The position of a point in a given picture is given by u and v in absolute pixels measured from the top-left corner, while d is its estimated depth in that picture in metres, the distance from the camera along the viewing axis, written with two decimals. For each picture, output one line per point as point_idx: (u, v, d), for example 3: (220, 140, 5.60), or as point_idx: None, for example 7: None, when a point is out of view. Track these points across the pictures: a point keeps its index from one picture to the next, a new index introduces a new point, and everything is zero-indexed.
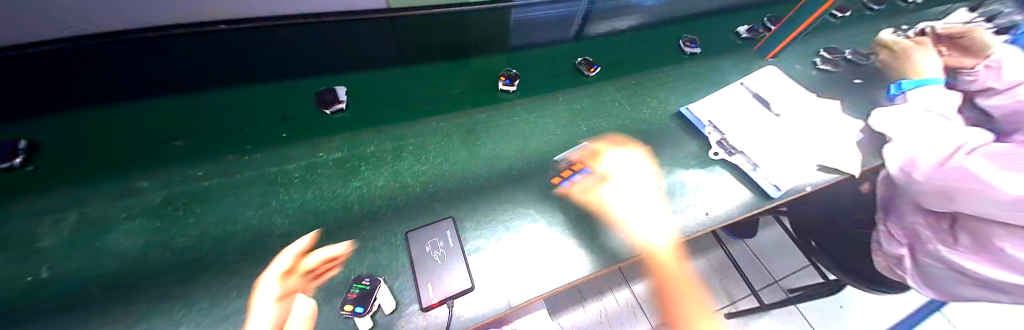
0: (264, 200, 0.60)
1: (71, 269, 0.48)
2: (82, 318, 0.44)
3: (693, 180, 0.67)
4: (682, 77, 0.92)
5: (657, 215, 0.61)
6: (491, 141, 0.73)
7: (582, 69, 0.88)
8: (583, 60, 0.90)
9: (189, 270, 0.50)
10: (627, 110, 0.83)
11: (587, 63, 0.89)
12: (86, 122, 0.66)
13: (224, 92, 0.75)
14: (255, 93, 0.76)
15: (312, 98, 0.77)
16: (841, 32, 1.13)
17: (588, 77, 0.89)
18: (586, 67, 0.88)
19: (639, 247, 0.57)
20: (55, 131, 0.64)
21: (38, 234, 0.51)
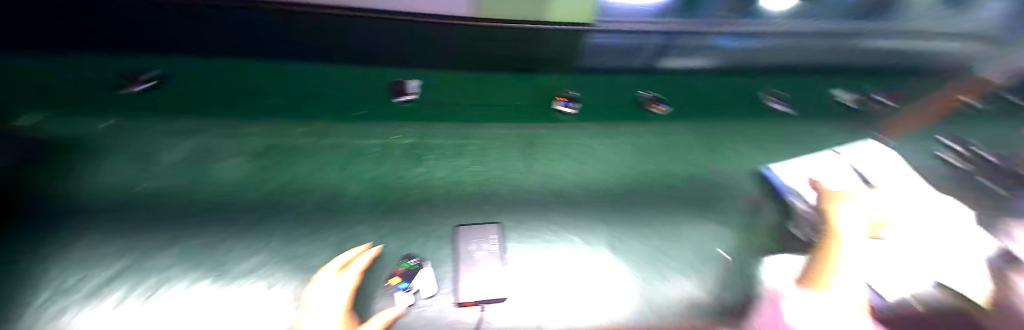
0: (343, 166, 0.67)
1: (199, 186, 0.61)
2: (202, 226, 0.56)
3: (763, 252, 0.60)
4: (763, 135, 0.85)
5: (716, 282, 0.56)
6: (548, 158, 0.74)
7: (646, 105, 0.87)
8: (650, 95, 0.89)
9: (277, 210, 0.59)
10: (694, 158, 0.78)
11: (653, 99, 0.87)
12: (200, 69, 0.78)
13: (306, 64, 0.82)
14: (335, 69, 0.82)
15: (384, 85, 0.81)
16: (994, 119, 0.93)
17: (653, 114, 0.85)
18: (650, 103, 0.87)
19: (687, 308, 0.53)
20: (181, 71, 0.77)
21: (184, 152, 0.65)
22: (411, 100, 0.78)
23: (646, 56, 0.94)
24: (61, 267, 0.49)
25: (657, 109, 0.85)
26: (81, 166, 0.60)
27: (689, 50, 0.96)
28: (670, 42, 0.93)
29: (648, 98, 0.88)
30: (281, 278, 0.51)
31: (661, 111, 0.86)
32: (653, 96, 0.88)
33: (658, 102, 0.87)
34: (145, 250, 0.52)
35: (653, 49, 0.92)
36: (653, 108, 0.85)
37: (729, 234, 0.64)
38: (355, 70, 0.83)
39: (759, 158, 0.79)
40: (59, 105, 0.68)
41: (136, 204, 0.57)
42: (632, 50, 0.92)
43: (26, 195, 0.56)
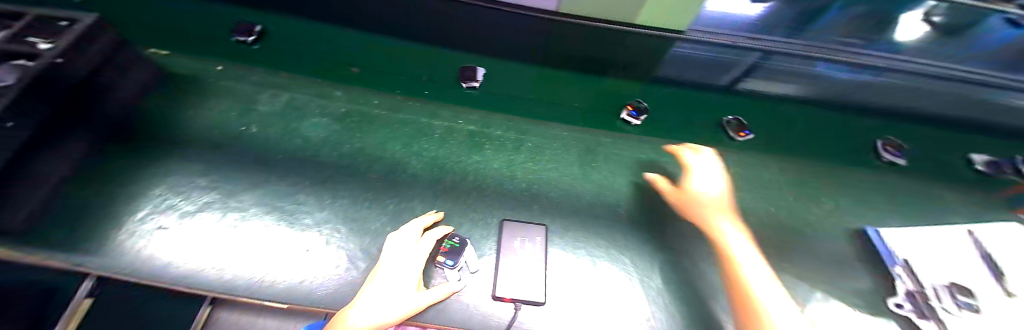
0: (408, 141, 0.70)
1: (287, 138, 0.68)
2: (285, 174, 0.63)
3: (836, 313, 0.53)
4: (867, 188, 0.72)
5: None
6: (608, 169, 0.69)
7: (730, 131, 0.76)
8: (734, 119, 0.77)
9: (347, 171, 0.64)
10: (780, 200, 0.68)
11: (738, 123, 0.76)
12: (301, 31, 0.86)
13: (387, 37, 0.86)
14: (411, 45, 0.85)
15: (455, 67, 0.82)
16: None
17: (734, 140, 0.76)
18: (734, 129, 0.76)
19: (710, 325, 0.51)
20: (286, 31, 0.85)
21: (278, 104, 0.73)
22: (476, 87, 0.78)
23: (733, 74, 0.84)
24: (166, 185, 0.60)
25: (741, 137, 0.75)
26: (205, 104, 0.72)
27: (787, 74, 0.86)
28: (763, 62, 0.85)
29: (732, 123, 0.77)
30: (342, 235, 0.56)
31: (746, 138, 0.75)
32: (737, 120, 0.77)
33: (743, 128, 0.76)
34: (238, 186, 0.61)
35: (743, 67, 0.84)
36: (737, 135, 0.75)
37: (820, 292, 0.55)
38: (429, 49, 0.85)
39: (858, 213, 0.67)
40: (197, 48, 0.81)
41: (239, 144, 0.66)
42: (719, 66, 0.85)
43: (168, 122, 0.68)
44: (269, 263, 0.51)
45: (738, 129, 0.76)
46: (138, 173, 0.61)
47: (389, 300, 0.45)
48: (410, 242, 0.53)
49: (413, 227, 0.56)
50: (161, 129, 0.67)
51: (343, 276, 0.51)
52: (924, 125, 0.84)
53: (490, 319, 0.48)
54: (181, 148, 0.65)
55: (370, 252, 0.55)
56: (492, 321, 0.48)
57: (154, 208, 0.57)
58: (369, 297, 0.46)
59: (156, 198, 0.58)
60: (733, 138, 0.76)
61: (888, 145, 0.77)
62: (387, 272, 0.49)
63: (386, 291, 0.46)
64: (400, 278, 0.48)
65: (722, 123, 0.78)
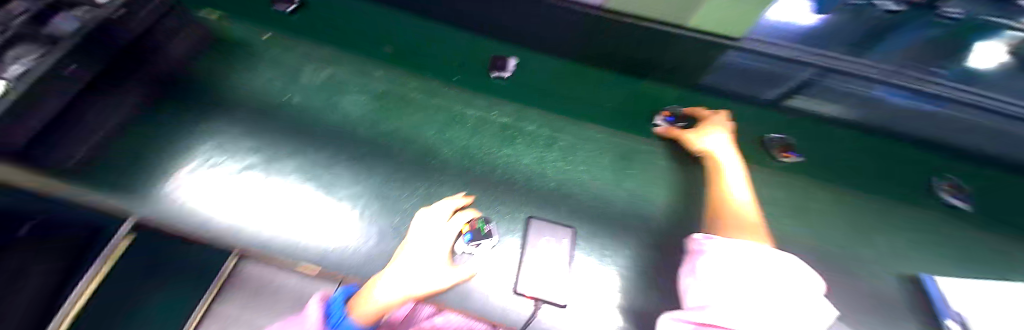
0: (442, 127, 0.70)
1: (324, 111, 0.69)
2: (322, 147, 0.64)
3: None
4: (915, 230, 0.67)
5: None
6: (642, 177, 0.68)
7: (773, 150, 0.71)
8: (779, 137, 0.73)
9: (381, 151, 0.65)
10: (822, 230, 0.64)
11: (782, 143, 0.72)
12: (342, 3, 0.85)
13: (426, 18, 0.84)
14: (448, 29, 0.83)
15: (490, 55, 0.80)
16: None
17: (774, 160, 0.72)
18: (778, 149, 0.71)
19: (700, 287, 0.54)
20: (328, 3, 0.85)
21: (318, 77, 0.74)
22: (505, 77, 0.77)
23: (782, 87, 0.75)
24: (213, 145, 0.62)
25: (784, 158, 0.71)
26: (252, 70, 0.74)
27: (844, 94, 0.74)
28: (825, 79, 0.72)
29: (776, 141, 0.72)
30: (372, 212, 0.57)
31: (789, 159, 0.71)
32: (782, 138, 0.73)
33: (788, 148, 0.72)
34: (278, 153, 0.62)
35: (796, 83, 0.73)
36: (780, 156, 0.71)
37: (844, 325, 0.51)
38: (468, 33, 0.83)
39: (903, 255, 0.64)
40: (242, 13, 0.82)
41: (280, 113, 0.68)
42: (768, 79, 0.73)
43: (217, 84, 0.71)
44: (303, 230, 0.53)
45: (782, 150, 0.71)
46: (189, 131, 0.64)
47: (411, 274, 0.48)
48: (438, 223, 0.55)
49: (437, 212, 0.56)
50: (211, 90, 0.70)
51: (374, 252, 0.52)
52: (996, 168, 0.76)
53: (509, 313, 0.50)
54: (228, 110, 0.67)
55: (399, 232, 0.55)
56: (513, 314, 0.50)
57: (201, 165, 0.59)
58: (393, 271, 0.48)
59: (203, 154, 0.61)
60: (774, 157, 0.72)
61: (945, 187, 0.72)
62: (412, 251, 0.50)
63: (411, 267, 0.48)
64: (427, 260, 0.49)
65: (764, 140, 0.74)
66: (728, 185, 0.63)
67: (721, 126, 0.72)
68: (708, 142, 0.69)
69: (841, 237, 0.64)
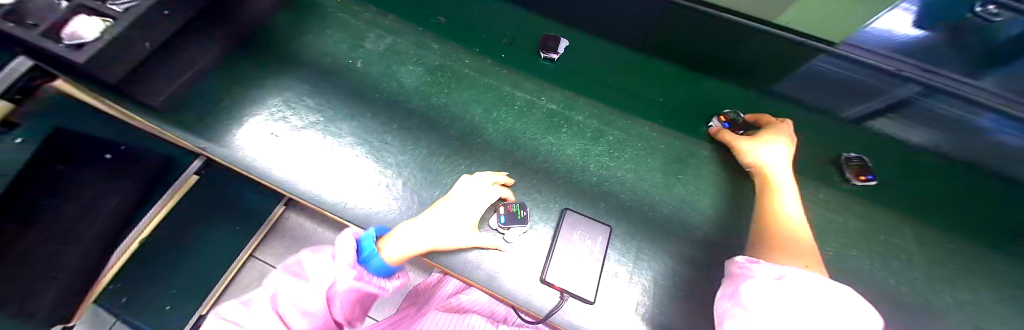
0: (489, 107, 0.70)
1: (381, 79, 0.72)
2: (376, 114, 0.67)
3: None
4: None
5: None
6: (694, 185, 0.63)
7: (847, 171, 0.64)
8: (857, 158, 0.65)
9: (431, 124, 0.67)
10: (903, 273, 0.55)
11: (860, 165, 0.64)
12: None
13: None
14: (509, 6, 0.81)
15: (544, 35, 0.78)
16: None
17: (847, 183, 0.64)
18: (854, 171, 0.64)
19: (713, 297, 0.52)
20: None
21: (379, 46, 0.76)
22: (552, 57, 0.74)
23: (871, 105, 0.68)
24: (281, 99, 0.67)
25: (860, 181, 0.63)
26: (321, 31, 0.77)
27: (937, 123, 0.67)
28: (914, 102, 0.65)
29: (853, 162, 0.65)
30: (417, 181, 0.59)
31: (865, 183, 0.64)
32: (860, 160, 0.65)
33: (866, 171, 0.64)
34: (336, 114, 0.66)
35: (882, 102, 0.67)
36: (855, 178, 0.63)
37: None
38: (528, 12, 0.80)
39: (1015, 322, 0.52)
40: None
41: (343, 76, 0.71)
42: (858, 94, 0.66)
43: (289, 42, 0.75)
44: (347, 189, 0.56)
45: (859, 172, 0.64)
46: (262, 82, 0.69)
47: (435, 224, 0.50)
48: (472, 192, 0.55)
49: (470, 183, 0.56)
50: (284, 47, 0.74)
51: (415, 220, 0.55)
52: None
53: (532, 301, 0.49)
54: (297, 68, 0.72)
55: None
56: (538, 303, 0.49)
57: (269, 116, 0.64)
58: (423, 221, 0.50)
59: (271, 107, 0.66)
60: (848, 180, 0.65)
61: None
62: (440, 212, 0.51)
63: (436, 219, 0.50)
64: (454, 218, 0.51)
65: (840, 159, 0.66)
66: (782, 206, 0.56)
67: (782, 141, 0.63)
68: (763, 155, 0.61)
69: (926, 285, 0.55)
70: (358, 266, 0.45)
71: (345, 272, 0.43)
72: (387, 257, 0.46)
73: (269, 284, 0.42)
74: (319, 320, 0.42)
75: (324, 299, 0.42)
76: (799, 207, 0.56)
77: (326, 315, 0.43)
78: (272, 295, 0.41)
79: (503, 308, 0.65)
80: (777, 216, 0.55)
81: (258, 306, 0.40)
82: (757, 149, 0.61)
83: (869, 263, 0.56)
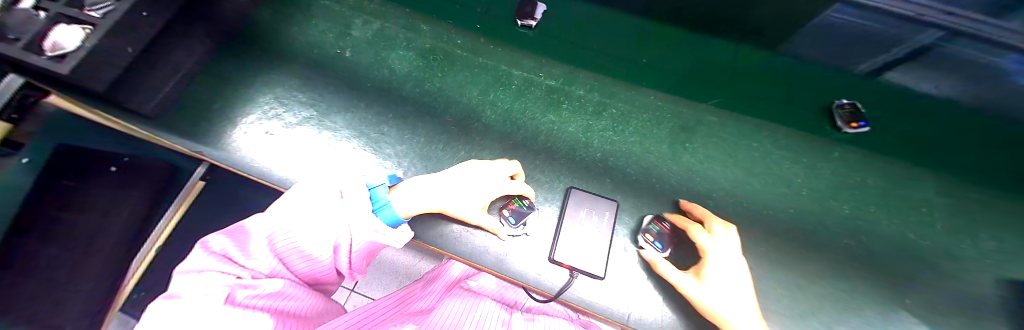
0: (485, 89, 0.68)
1: (373, 68, 0.69)
2: (370, 104, 0.65)
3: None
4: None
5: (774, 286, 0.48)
6: (704, 153, 0.61)
7: (839, 119, 0.61)
8: (849, 103, 0.62)
9: (427, 110, 0.65)
10: (923, 227, 0.54)
11: (852, 111, 0.61)
12: None
13: None
14: None
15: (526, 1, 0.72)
16: None
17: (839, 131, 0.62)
18: (846, 118, 0.61)
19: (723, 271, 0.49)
20: None
21: (368, 32, 0.73)
22: (529, 25, 0.70)
23: (891, 54, 0.58)
24: (273, 96, 0.65)
25: (851, 129, 0.60)
26: (306, 22, 0.74)
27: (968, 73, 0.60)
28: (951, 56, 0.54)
29: (845, 108, 0.61)
30: (419, 170, 0.58)
31: (857, 131, 0.61)
32: (853, 106, 0.62)
33: (859, 118, 0.61)
34: (330, 108, 0.64)
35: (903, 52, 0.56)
36: (847, 126, 0.60)
37: (866, 311, 0.47)
38: None
39: None
40: None
41: (334, 66, 0.69)
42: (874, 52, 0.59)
43: (275, 37, 0.72)
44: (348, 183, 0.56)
45: (851, 119, 0.60)
46: (252, 79, 0.67)
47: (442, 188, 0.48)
48: (479, 171, 0.52)
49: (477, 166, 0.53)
50: (270, 41, 0.72)
51: None
52: None
53: (542, 280, 0.49)
54: (286, 62, 0.69)
55: None
56: (548, 284, 0.48)
57: (263, 115, 0.63)
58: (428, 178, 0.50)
59: (263, 106, 0.64)
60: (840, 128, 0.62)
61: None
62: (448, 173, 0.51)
63: (440, 181, 0.49)
64: (464, 181, 0.50)
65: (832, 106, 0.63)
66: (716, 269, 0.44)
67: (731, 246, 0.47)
68: (711, 297, 0.42)
69: (944, 236, 0.53)
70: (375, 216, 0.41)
71: (359, 220, 0.38)
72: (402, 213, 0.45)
73: (268, 219, 0.35)
74: (321, 266, 0.39)
75: (329, 249, 0.37)
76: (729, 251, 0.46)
77: (331, 262, 0.39)
78: (273, 236, 0.35)
79: (516, 295, 0.64)
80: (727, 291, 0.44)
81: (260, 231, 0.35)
82: (702, 287, 0.43)
83: (887, 220, 0.55)
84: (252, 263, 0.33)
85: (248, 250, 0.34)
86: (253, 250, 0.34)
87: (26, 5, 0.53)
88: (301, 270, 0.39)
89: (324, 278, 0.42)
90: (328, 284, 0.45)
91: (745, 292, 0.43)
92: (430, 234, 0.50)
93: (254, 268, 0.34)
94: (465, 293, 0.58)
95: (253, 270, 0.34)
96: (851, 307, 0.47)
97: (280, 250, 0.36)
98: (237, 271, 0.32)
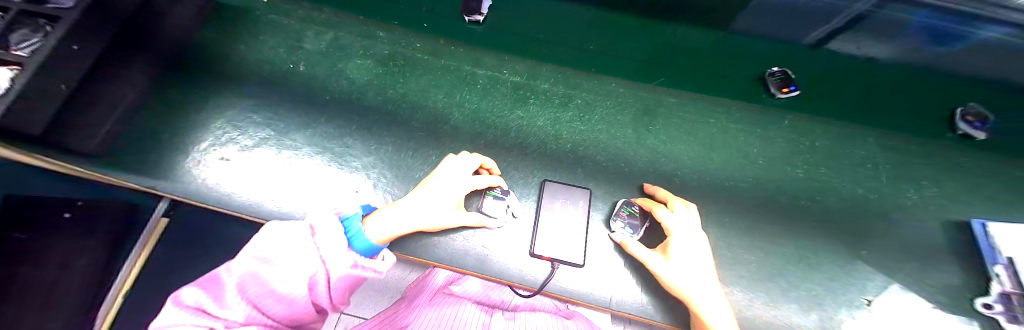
0: (450, 90, 0.67)
1: (332, 81, 0.67)
2: (331, 118, 0.63)
3: (869, 291, 0.48)
4: (986, 177, 0.58)
5: (739, 254, 0.50)
6: (667, 133, 0.63)
7: (772, 86, 0.64)
8: (780, 71, 0.65)
9: (393, 118, 0.64)
10: (872, 181, 0.57)
11: (783, 77, 0.64)
12: None
13: None
14: None
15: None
16: None
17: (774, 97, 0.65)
18: (778, 84, 0.64)
19: None
20: None
21: (323, 44, 0.71)
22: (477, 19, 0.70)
23: (833, 24, 0.61)
24: (226, 120, 0.62)
25: (783, 94, 0.64)
26: (257, 39, 0.71)
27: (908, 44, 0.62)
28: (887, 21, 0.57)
29: (777, 76, 0.65)
30: (389, 180, 0.57)
31: (789, 95, 0.64)
32: (783, 73, 0.65)
33: (789, 83, 0.64)
34: (288, 126, 0.62)
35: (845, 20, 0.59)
36: (779, 92, 0.64)
37: (827, 267, 0.50)
38: None
39: (969, 205, 0.56)
40: None
41: (291, 83, 0.67)
42: (816, 23, 0.62)
43: (224, 57, 0.69)
44: (318, 201, 0.54)
45: (782, 85, 0.64)
46: (202, 105, 0.64)
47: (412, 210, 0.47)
48: (450, 176, 0.51)
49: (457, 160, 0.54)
50: (219, 63, 0.68)
51: None
52: None
53: (524, 275, 0.48)
54: (239, 83, 0.67)
55: None
56: (529, 278, 0.48)
57: (216, 140, 0.60)
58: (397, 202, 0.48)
59: (217, 131, 0.61)
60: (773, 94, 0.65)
61: (970, 114, 0.62)
62: (418, 190, 0.49)
63: (414, 201, 0.48)
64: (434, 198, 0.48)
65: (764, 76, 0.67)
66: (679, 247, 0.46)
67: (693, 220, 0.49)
68: (674, 274, 0.43)
69: (892, 188, 0.57)
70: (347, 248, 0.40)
71: (331, 254, 0.37)
72: (374, 239, 0.43)
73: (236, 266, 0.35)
74: (299, 306, 0.37)
75: (302, 287, 0.36)
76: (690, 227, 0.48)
77: (308, 301, 0.38)
78: (244, 281, 0.35)
79: (500, 294, 0.69)
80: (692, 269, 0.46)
81: (229, 280, 0.35)
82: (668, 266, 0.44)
83: (840, 179, 0.58)
84: (224, 313, 0.34)
85: (224, 300, 0.35)
86: (226, 301, 0.34)
87: None
88: (280, 314, 0.37)
89: (306, 319, 0.41)
90: (311, 322, 0.43)
91: (704, 266, 0.45)
92: (412, 247, 0.49)
93: (228, 318, 0.34)
94: (447, 299, 0.62)
95: (227, 320, 0.34)
96: (813, 263, 0.50)
97: (252, 296, 0.35)
98: (212, 323, 0.33)
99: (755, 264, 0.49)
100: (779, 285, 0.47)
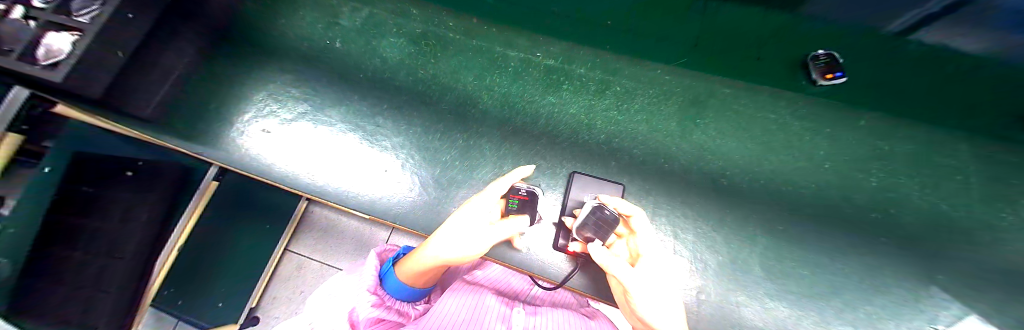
0: (481, 72, 0.65)
1: (365, 58, 0.67)
2: (365, 95, 0.63)
3: (939, 322, 0.42)
4: None
5: (783, 269, 0.47)
6: (716, 128, 0.58)
7: (813, 72, 0.56)
8: (825, 54, 0.56)
9: (425, 99, 0.63)
10: (959, 196, 0.50)
11: (829, 61, 0.55)
12: None
13: None
14: None
15: None
16: None
17: (815, 85, 0.57)
18: (821, 69, 0.55)
19: (740, 267, 0.47)
20: None
21: (357, 21, 0.70)
22: None
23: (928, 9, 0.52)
24: (267, 92, 0.64)
25: (827, 80, 0.55)
26: (294, 12, 0.71)
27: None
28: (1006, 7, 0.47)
29: (821, 60, 0.56)
30: (415, 161, 0.57)
31: (833, 83, 0.55)
32: (829, 56, 0.56)
33: (837, 67, 0.55)
34: (324, 102, 0.63)
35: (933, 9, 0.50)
36: (821, 79, 0.55)
37: (885, 291, 0.45)
38: None
39: None
40: None
41: (326, 59, 0.67)
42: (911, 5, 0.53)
43: (262, 30, 0.70)
44: (348, 178, 0.55)
45: (827, 70, 0.55)
46: (245, 78, 0.65)
47: (458, 248, 0.47)
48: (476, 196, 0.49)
49: (516, 109, 0.61)
50: (258, 35, 0.69)
51: (415, 197, 0.54)
52: None
53: (547, 267, 0.47)
54: (277, 57, 0.68)
55: (439, 181, 0.55)
56: (554, 270, 0.47)
57: (257, 112, 0.62)
58: (440, 242, 0.48)
59: (258, 103, 0.63)
60: (816, 81, 0.56)
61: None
62: (453, 229, 0.47)
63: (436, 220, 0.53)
64: (476, 239, 0.46)
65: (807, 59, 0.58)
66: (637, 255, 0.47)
67: (706, 227, 0.50)
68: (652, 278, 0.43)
69: (982, 205, 0.49)
70: (375, 286, 0.58)
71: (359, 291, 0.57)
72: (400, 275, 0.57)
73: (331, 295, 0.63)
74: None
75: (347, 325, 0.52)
76: (666, 235, 0.49)
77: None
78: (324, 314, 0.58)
79: (519, 282, 0.72)
80: (699, 277, 0.46)
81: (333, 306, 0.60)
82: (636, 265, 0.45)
83: (918, 192, 0.51)
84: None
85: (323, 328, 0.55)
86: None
87: (16, 15, 0.52)
88: None
89: None
90: None
91: (680, 272, 0.46)
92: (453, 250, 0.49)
93: None
94: (465, 287, 0.66)
95: None
96: (869, 286, 0.46)
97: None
98: None
99: (799, 280, 0.46)
100: (829, 307, 0.44)
